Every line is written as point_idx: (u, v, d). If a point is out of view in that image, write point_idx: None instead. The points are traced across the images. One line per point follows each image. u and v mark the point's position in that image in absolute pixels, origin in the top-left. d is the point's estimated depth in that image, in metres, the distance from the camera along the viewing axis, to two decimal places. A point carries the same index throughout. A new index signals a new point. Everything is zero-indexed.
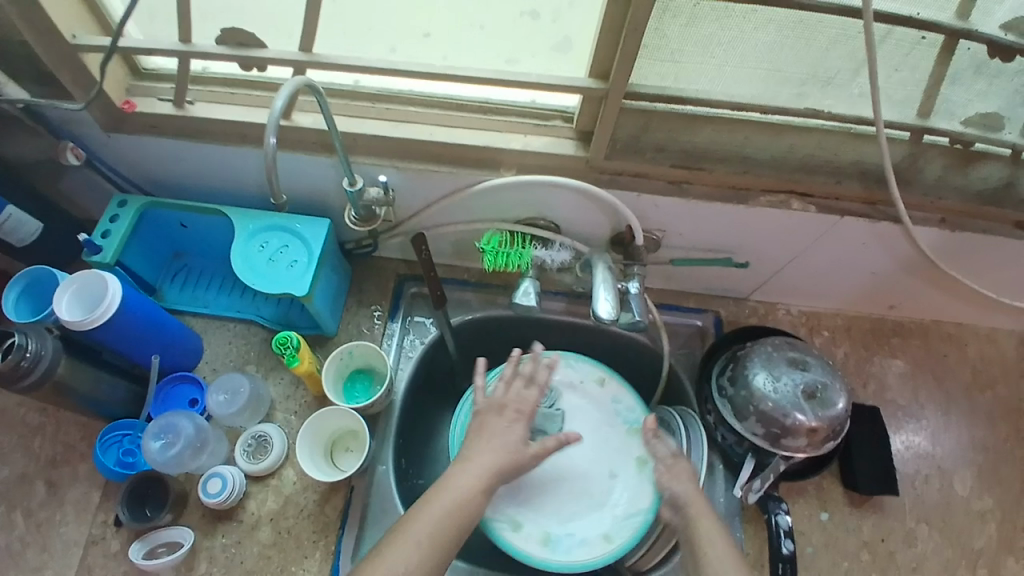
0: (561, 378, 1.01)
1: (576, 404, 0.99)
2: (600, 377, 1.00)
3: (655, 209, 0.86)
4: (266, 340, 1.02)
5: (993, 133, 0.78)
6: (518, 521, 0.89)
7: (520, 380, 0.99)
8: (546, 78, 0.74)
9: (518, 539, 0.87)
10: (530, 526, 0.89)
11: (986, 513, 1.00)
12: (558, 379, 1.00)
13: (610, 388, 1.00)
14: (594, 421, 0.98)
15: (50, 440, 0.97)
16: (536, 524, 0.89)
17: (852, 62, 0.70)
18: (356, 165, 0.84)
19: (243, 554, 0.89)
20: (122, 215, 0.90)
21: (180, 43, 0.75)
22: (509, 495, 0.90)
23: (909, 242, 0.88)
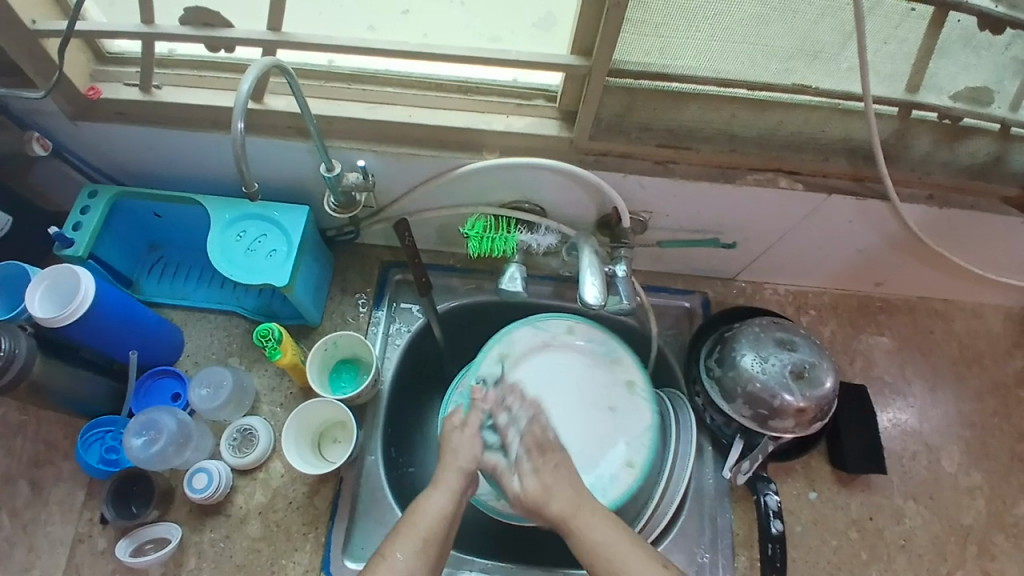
0: (531, 340, 0.97)
1: (541, 363, 0.95)
2: (568, 325, 0.99)
3: (641, 190, 0.85)
4: (248, 331, 1.00)
5: (981, 108, 0.77)
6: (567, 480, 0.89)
7: (492, 356, 0.95)
8: (527, 56, 0.71)
9: (596, 491, 0.89)
10: (594, 475, 0.90)
11: (972, 487, 1.01)
12: (521, 342, 0.96)
13: (579, 332, 0.98)
14: (577, 366, 0.96)
15: (30, 439, 0.95)
16: (588, 471, 0.90)
17: (840, 34, 0.68)
18: (334, 150, 0.82)
19: (232, 548, 0.88)
20: (93, 207, 0.87)
21: (143, 25, 0.71)
22: (547, 462, 0.89)
23: (897, 219, 0.87)
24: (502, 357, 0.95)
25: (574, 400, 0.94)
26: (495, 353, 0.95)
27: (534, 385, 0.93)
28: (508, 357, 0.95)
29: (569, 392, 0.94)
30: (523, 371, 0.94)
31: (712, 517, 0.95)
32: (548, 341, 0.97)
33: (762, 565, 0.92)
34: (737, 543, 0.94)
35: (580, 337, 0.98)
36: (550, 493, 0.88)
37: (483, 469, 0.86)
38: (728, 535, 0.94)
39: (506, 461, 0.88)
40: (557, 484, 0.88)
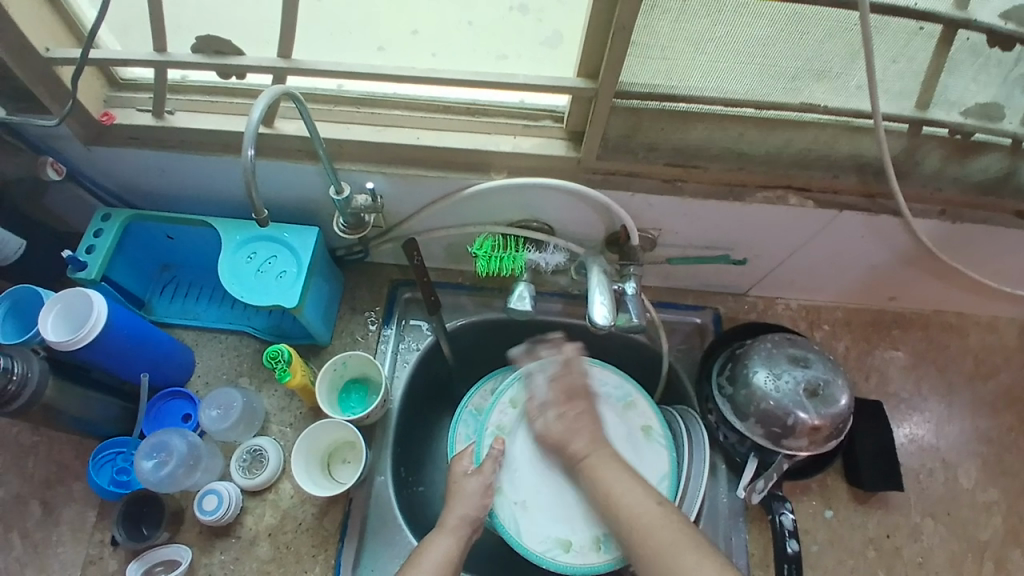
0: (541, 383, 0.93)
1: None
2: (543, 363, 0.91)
3: (649, 208, 0.84)
4: (258, 351, 1.00)
5: (992, 124, 0.76)
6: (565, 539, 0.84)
7: (503, 401, 0.92)
8: (534, 79, 0.72)
9: (572, 557, 0.83)
10: (577, 539, 0.84)
11: (991, 504, 0.99)
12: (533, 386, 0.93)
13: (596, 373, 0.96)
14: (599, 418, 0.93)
15: (43, 459, 0.95)
16: (580, 535, 0.84)
17: (847, 53, 0.68)
18: (343, 172, 0.83)
19: (242, 570, 0.88)
20: (107, 230, 0.88)
21: (155, 53, 0.72)
22: (551, 520, 0.85)
23: (908, 234, 0.86)
24: (513, 402, 0.92)
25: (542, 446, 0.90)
26: (508, 399, 0.92)
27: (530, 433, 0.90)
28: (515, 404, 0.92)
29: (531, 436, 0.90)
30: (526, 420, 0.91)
31: (726, 537, 0.94)
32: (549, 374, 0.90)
33: None
34: (753, 563, 0.93)
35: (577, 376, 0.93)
36: (548, 553, 0.84)
37: (497, 521, 0.85)
38: (743, 556, 0.93)
39: (518, 515, 0.86)
40: (558, 541, 0.84)
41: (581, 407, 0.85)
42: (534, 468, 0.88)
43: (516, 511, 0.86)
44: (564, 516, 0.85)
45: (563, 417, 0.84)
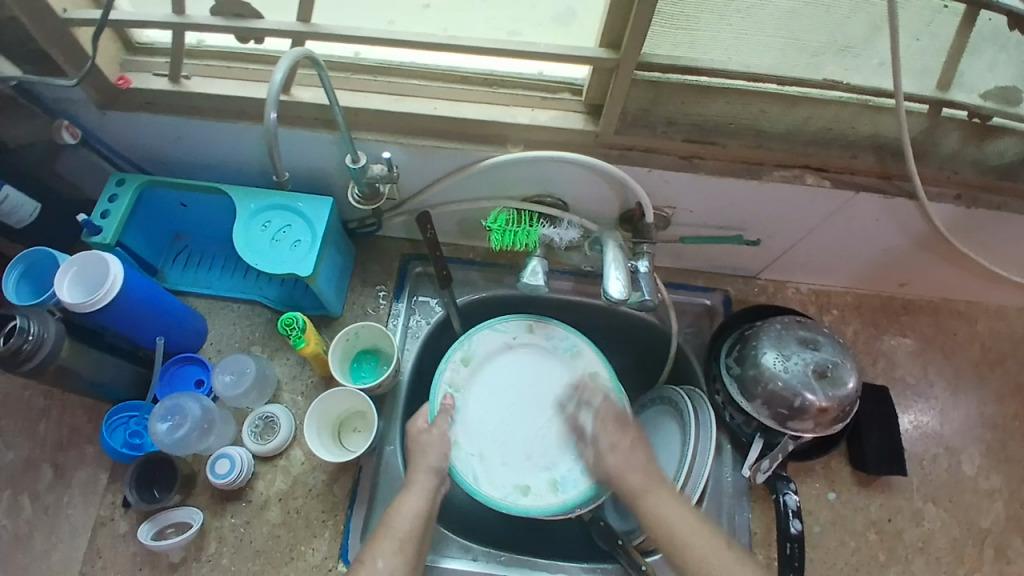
0: (493, 343, 0.98)
1: (503, 368, 0.98)
2: (526, 324, 0.99)
3: (665, 185, 0.84)
4: (270, 321, 1.01)
5: (1009, 108, 0.75)
6: (524, 485, 0.90)
7: (455, 359, 0.96)
8: (554, 50, 0.71)
9: (530, 500, 0.89)
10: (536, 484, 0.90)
11: (993, 491, 0.99)
12: (483, 346, 0.98)
13: (539, 331, 0.99)
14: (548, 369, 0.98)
15: (54, 422, 0.97)
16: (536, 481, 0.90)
17: (872, 29, 0.67)
18: (359, 142, 0.82)
19: (253, 534, 0.89)
20: (121, 195, 0.88)
21: (175, 15, 0.72)
22: (505, 468, 0.91)
23: (924, 218, 0.86)
24: (465, 361, 0.96)
25: (500, 399, 0.96)
26: (458, 356, 0.96)
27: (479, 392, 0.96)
28: (468, 362, 0.96)
29: (487, 391, 0.96)
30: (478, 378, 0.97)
31: (730, 516, 0.95)
32: (509, 341, 0.99)
33: (781, 566, 0.88)
34: (755, 542, 0.94)
35: (542, 335, 0.99)
36: (509, 498, 0.89)
37: (459, 475, 0.88)
38: (746, 534, 0.94)
39: (475, 466, 0.90)
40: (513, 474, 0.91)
41: (630, 439, 0.81)
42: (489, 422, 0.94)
43: (472, 461, 0.90)
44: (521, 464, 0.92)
45: (614, 448, 0.81)
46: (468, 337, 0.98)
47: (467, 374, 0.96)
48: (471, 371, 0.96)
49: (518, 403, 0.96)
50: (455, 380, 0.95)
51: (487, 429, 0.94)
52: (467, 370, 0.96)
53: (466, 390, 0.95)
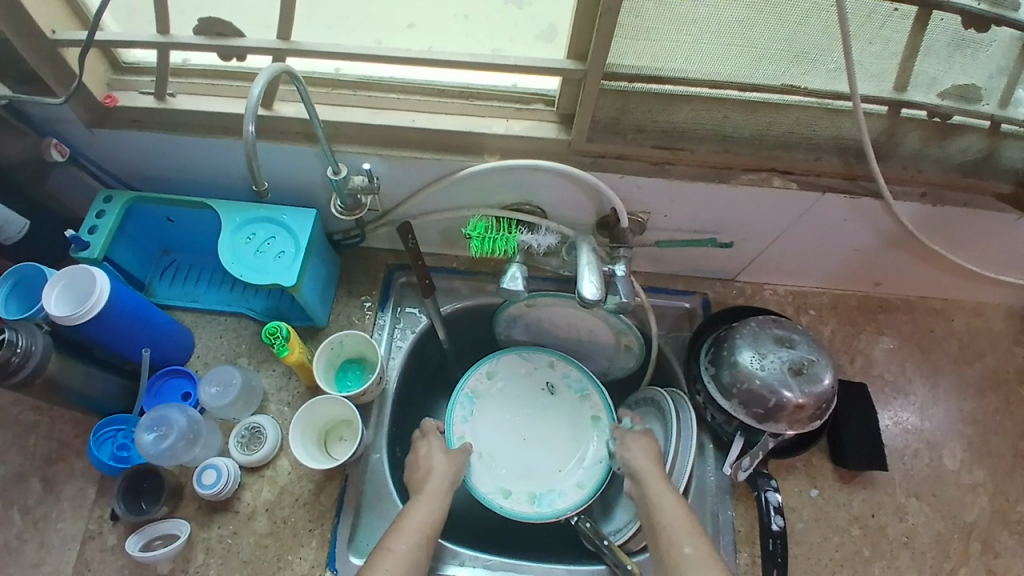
0: (516, 367, 1.09)
1: (519, 389, 1.08)
2: (549, 360, 1.09)
3: (639, 191, 0.87)
4: (257, 333, 1.03)
5: (970, 105, 0.79)
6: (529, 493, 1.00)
7: (480, 371, 1.07)
8: (525, 62, 0.74)
9: (513, 505, 0.98)
10: (515, 492, 1.00)
11: (975, 485, 1.01)
12: (506, 367, 1.09)
13: (560, 367, 1.08)
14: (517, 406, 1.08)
15: (44, 437, 0.97)
16: (518, 490, 1.00)
17: (827, 36, 0.71)
18: (340, 155, 0.85)
19: (241, 544, 0.90)
20: (109, 212, 0.90)
21: (160, 35, 0.75)
22: (514, 467, 1.03)
23: (891, 217, 0.89)
24: (490, 373, 1.08)
25: (513, 424, 1.06)
26: (486, 370, 1.08)
27: (500, 416, 1.07)
28: (491, 376, 1.08)
29: (495, 423, 1.06)
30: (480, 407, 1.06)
31: (713, 515, 0.96)
32: (493, 379, 1.08)
33: (764, 560, 0.93)
34: (739, 540, 0.94)
35: (561, 372, 1.08)
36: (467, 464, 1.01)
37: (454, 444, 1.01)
38: (730, 533, 0.95)
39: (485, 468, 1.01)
40: (500, 488, 1.00)
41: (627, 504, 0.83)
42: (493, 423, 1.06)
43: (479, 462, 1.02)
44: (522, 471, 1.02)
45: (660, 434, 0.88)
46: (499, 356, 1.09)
47: (489, 386, 1.08)
48: (494, 385, 1.08)
49: (517, 431, 1.06)
50: (477, 387, 1.07)
51: (495, 432, 1.05)
52: (490, 382, 1.08)
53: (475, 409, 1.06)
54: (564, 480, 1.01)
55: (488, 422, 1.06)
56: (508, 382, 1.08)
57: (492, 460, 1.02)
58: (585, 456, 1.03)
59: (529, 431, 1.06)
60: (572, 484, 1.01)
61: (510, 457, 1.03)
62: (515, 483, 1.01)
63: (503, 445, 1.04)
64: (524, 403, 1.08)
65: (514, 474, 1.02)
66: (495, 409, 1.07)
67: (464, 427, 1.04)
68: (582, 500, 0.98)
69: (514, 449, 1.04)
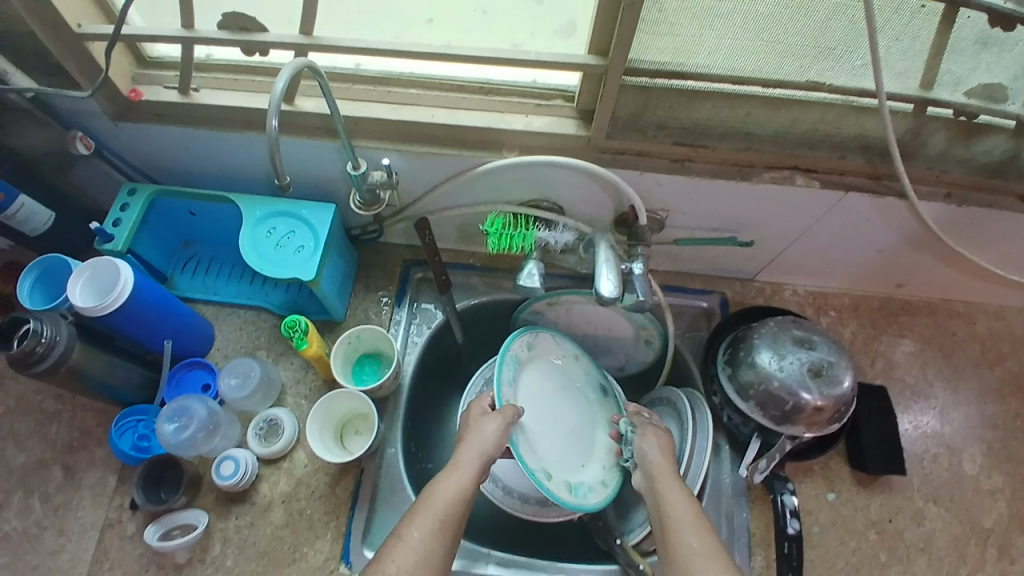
0: (551, 343, 1.02)
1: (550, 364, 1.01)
2: (575, 352, 1.04)
3: (658, 188, 0.86)
4: (275, 326, 1.04)
5: (996, 106, 0.77)
6: (565, 482, 0.91)
7: (525, 337, 0.98)
8: (546, 57, 0.73)
9: (556, 488, 0.89)
10: (556, 475, 0.91)
11: (995, 491, 0.99)
12: (546, 340, 1.01)
13: (583, 362, 1.04)
14: (551, 385, 1.00)
15: (65, 426, 0.99)
16: (556, 475, 0.91)
17: (853, 33, 0.70)
18: (360, 149, 0.85)
19: (257, 535, 0.91)
20: (132, 205, 0.91)
21: (184, 29, 0.75)
22: (548, 448, 0.94)
23: (914, 217, 0.88)
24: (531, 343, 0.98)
25: (546, 402, 0.98)
26: (529, 337, 0.98)
27: (535, 390, 0.97)
28: (532, 346, 0.99)
29: (532, 395, 0.97)
30: (523, 376, 0.96)
31: (728, 516, 0.95)
32: (533, 350, 0.99)
33: (779, 564, 0.92)
34: (754, 542, 0.94)
35: (583, 366, 1.04)
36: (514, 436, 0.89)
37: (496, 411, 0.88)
38: (744, 536, 0.94)
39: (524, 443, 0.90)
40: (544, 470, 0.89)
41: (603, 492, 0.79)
42: (531, 396, 0.97)
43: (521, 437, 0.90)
44: (555, 458, 0.94)
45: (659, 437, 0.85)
46: (539, 327, 1.01)
47: (529, 355, 0.98)
48: (532, 355, 0.99)
49: (550, 410, 0.98)
50: (518, 354, 0.96)
51: (533, 405, 0.96)
52: (529, 354, 0.98)
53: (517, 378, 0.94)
54: (590, 476, 0.95)
55: (525, 393, 0.96)
56: (544, 355, 1.00)
57: (530, 438, 0.92)
58: (605, 453, 0.98)
59: (558, 419, 0.98)
60: (597, 480, 0.95)
61: (544, 437, 0.95)
62: (553, 468, 0.92)
63: (537, 420, 0.95)
64: (554, 384, 1.00)
65: (546, 456, 0.92)
66: (534, 382, 0.98)
67: (506, 392, 0.91)
68: (607, 497, 0.93)
69: (545, 432, 0.95)
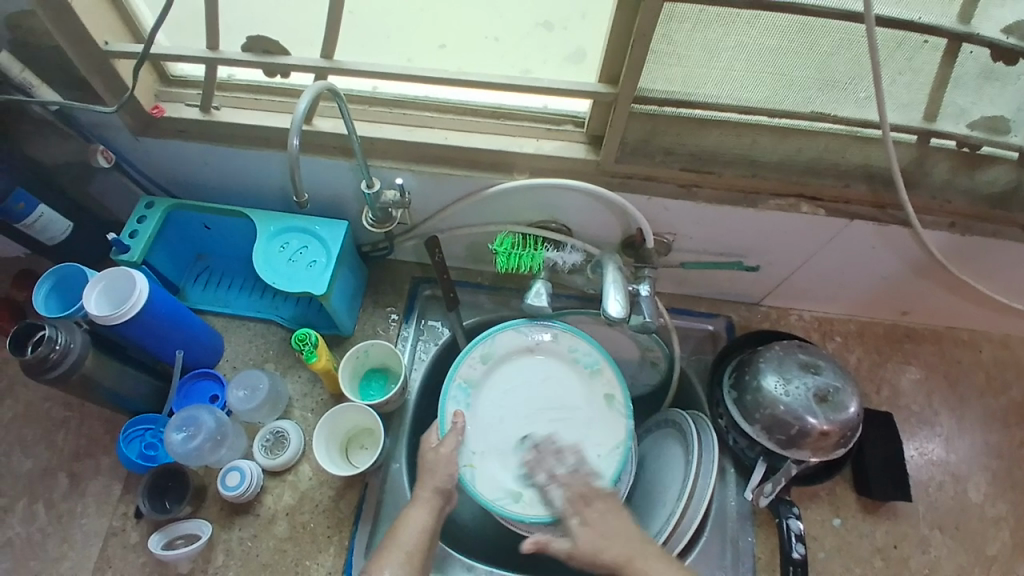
0: (515, 343, 0.98)
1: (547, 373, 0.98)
2: (599, 361, 0.98)
3: (665, 213, 0.88)
4: (284, 339, 1.05)
5: (999, 137, 0.78)
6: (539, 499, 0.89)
7: (472, 355, 0.97)
8: (558, 84, 0.75)
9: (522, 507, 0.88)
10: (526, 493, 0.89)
11: (1001, 520, 0.98)
12: (505, 344, 0.98)
13: (610, 370, 0.97)
14: (519, 391, 0.97)
15: (74, 434, 1.00)
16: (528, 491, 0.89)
17: (857, 66, 0.71)
18: (375, 169, 0.87)
19: (260, 547, 0.91)
20: (150, 217, 0.93)
21: (208, 51, 0.78)
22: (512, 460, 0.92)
23: (919, 245, 0.89)
24: (484, 358, 0.97)
25: (515, 410, 0.95)
26: (478, 353, 0.97)
27: (495, 402, 0.96)
28: (486, 359, 0.97)
29: (491, 408, 0.95)
30: (485, 397, 0.96)
31: (733, 541, 0.94)
32: (495, 361, 0.98)
33: None
34: (759, 567, 0.93)
35: (609, 374, 0.97)
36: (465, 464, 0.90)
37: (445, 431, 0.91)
38: (750, 560, 0.93)
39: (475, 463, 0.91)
40: (510, 492, 0.89)
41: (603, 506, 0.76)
42: (491, 411, 0.95)
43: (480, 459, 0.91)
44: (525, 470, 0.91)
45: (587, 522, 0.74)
46: (492, 334, 0.98)
47: (483, 370, 0.97)
48: (489, 368, 0.97)
49: (520, 417, 0.95)
50: (471, 374, 0.96)
51: (493, 419, 0.95)
52: (484, 367, 0.97)
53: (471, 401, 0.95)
54: None
55: (484, 409, 0.95)
56: (505, 362, 0.98)
57: (488, 455, 0.92)
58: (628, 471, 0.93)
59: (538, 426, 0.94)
60: None
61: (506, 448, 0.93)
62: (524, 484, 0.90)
63: (494, 431, 0.94)
64: (527, 390, 0.97)
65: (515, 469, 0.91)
66: (495, 396, 0.96)
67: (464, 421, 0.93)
68: None
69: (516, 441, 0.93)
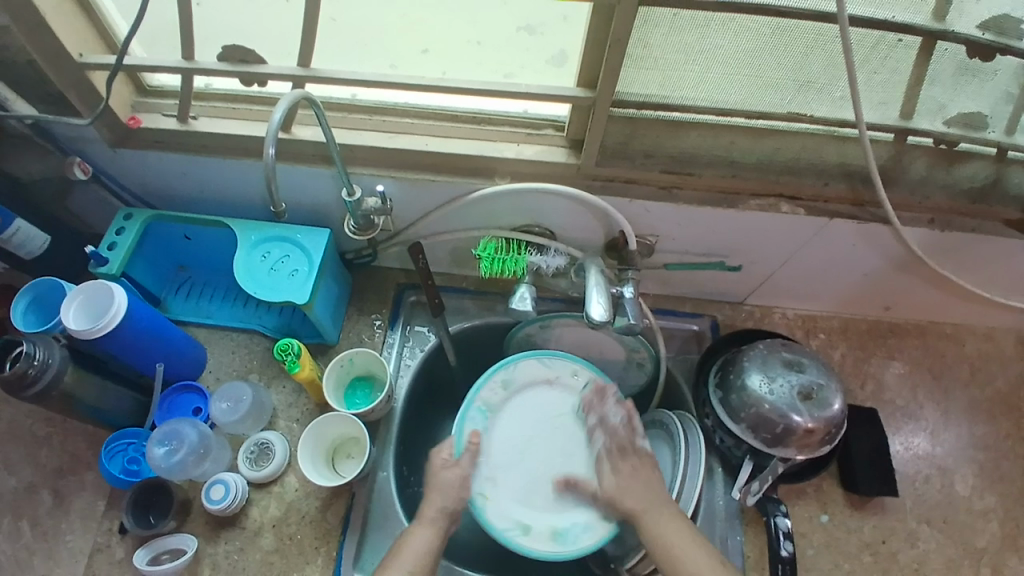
0: (537, 373, 1.00)
1: (540, 400, 0.99)
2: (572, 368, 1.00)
3: (646, 215, 0.88)
4: (268, 349, 1.04)
5: (976, 133, 0.80)
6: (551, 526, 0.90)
7: (495, 380, 0.99)
8: (537, 89, 0.75)
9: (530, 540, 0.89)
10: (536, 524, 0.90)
11: (987, 511, 0.99)
12: (524, 372, 1.00)
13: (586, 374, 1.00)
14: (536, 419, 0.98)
15: (56, 449, 0.99)
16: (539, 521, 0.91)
17: (832, 66, 0.72)
18: (355, 176, 0.87)
19: (247, 560, 0.90)
20: (128, 228, 0.92)
21: (184, 61, 0.77)
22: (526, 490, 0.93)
23: (899, 241, 0.89)
24: (506, 383, 0.99)
25: (527, 434, 0.97)
26: (499, 379, 0.99)
27: (516, 429, 0.97)
28: (507, 386, 0.99)
29: (508, 435, 0.97)
30: (503, 421, 0.98)
31: (722, 541, 0.94)
32: (514, 386, 1.00)
33: None
34: (748, 566, 0.93)
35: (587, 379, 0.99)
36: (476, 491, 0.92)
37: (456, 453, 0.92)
38: (738, 558, 0.94)
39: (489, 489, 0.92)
40: (518, 523, 0.90)
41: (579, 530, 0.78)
42: (512, 438, 0.97)
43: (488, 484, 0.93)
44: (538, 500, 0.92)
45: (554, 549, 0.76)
46: (516, 360, 1.00)
47: (503, 396, 0.99)
48: (509, 394, 0.99)
49: (531, 443, 0.97)
50: (489, 398, 0.98)
51: (512, 447, 0.96)
52: (504, 394, 0.99)
53: (489, 424, 0.97)
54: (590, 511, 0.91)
55: (501, 434, 0.97)
56: (527, 387, 1.00)
57: (501, 484, 0.93)
58: None
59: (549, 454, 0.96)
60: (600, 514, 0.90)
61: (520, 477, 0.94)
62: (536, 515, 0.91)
63: (511, 459, 0.95)
64: (542, 417, 0.98)
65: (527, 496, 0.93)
66: (511, 421, 0.98)
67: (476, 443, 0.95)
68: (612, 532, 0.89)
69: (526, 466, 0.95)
